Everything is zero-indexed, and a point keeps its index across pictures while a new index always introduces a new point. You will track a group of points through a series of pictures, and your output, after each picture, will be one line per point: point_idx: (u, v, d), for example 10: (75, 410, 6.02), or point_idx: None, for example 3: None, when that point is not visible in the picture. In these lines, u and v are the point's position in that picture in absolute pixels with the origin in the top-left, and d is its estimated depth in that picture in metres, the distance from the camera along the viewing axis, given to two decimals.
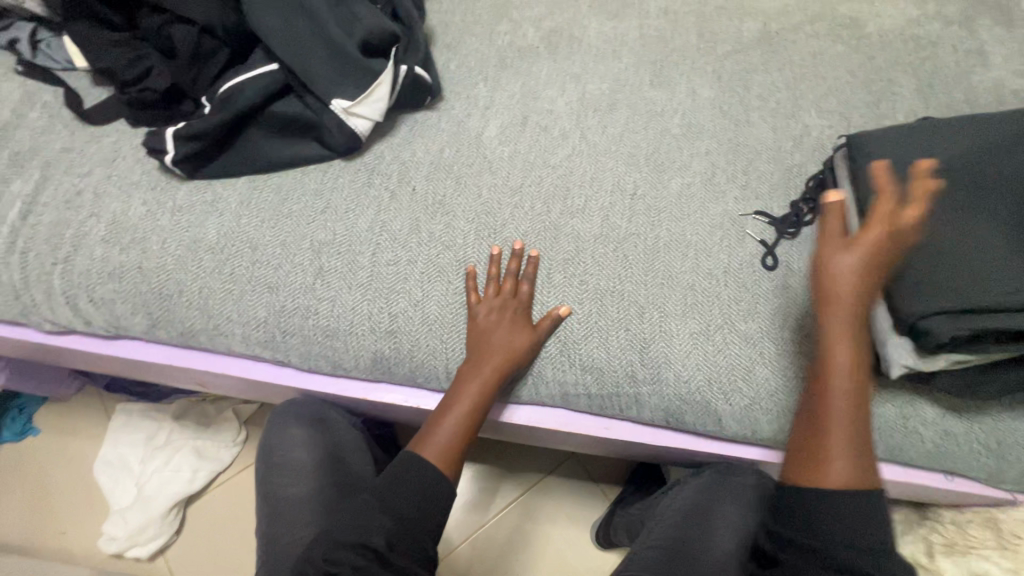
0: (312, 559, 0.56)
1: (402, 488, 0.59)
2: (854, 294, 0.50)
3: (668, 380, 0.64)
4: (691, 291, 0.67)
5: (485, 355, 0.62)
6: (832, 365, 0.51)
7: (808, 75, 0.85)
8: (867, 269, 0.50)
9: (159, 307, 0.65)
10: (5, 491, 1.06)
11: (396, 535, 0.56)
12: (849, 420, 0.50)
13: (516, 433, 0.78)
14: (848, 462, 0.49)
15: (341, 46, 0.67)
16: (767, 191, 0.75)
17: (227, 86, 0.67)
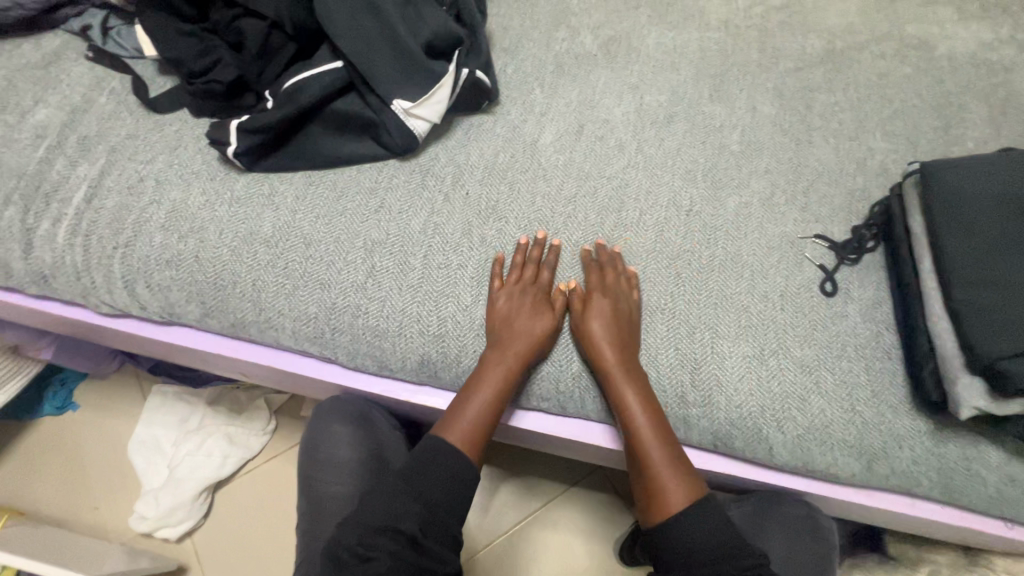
0: (345, 541, 0.56)
1: (430, 476, 0.58)
2: (614, 348, 0.61)
3: (719, 404, 0.62)
4: (745, 313, 0.66)
5: (508, 340, 0.62)
6: (626, 411, 0.60)
7: (874, 96, 0.83)
8: (622, 322, 0.63)
9: (214, 296, 0.66)
10: (43, 463, 1.09)
11: (428, 520, 0.57)
12: (661, 446, 0.59)
13: (553, 445, 0.77)
14: (679, 482, 0.58)
15: (406, 46, 0.67)
16: (828, 214, 0.72)
17: (291, 82, 0.68)
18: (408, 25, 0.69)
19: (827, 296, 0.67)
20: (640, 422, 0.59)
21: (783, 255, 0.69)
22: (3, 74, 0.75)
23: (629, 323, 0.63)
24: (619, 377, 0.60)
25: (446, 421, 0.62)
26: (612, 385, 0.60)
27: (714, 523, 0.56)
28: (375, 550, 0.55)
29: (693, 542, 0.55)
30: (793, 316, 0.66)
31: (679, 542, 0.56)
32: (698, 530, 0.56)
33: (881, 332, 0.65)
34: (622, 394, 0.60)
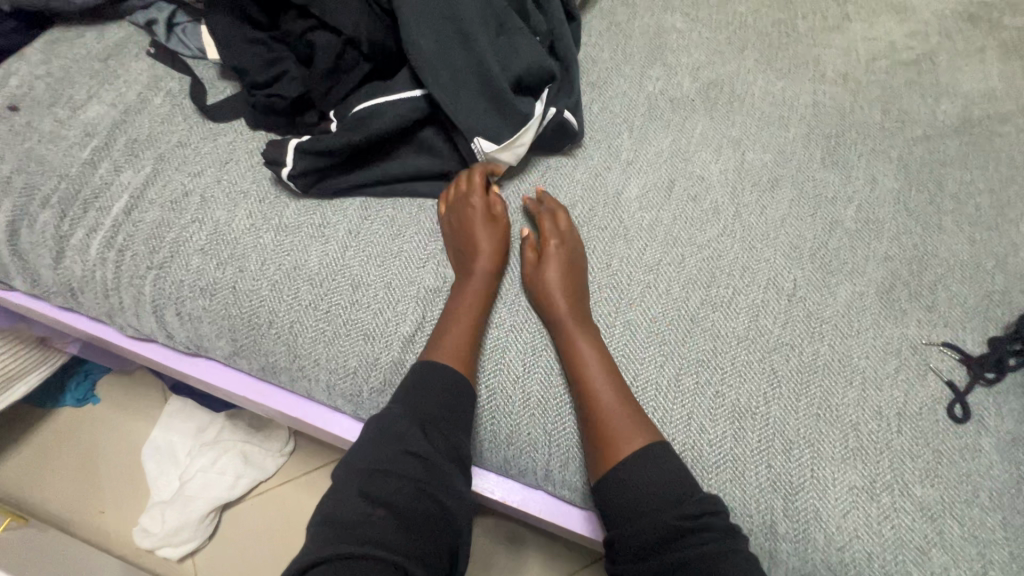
0: (342, 501, 0.47)
1: (429, 392, 0.53)
2: (560, 286, 0.58)
3: (816, 542, 0.51)
4: (854, 432, 0.55)
5: (474, 253, 0.60)
6: (579, 354, 0.56)
7: (1018, 178, 0.70)
8: (566, 261, 0.60)
9: (247, 336, 0.59)
10: (57, 456, 1.06)
11: (430, 434, 0.51)
12: (620, 395, 0.54)
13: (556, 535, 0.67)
14: (630, 421, 0.53)
15: (496, 85, 0.62)
16: (959, 318, 0.61)
17: (363, 107, 0.62)
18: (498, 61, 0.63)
19: (957, 422, 0.56)
20: (587, 357, 0.55)
21: (903, 364, 0.58)
22: (61, 64, 0.71)
23: (572, 263, 0.61)
24: (569, 319, 0.57)
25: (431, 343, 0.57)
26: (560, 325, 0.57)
27: (658, 471, 0.50)
28: (381, 499, 0.47)
29: (647, 492, 0.50)
30: (913, 443, 0.55)
31: (626, 494, 0.50)
32: (644, 481, 0.50)
33: (1023, 476, 0.53)
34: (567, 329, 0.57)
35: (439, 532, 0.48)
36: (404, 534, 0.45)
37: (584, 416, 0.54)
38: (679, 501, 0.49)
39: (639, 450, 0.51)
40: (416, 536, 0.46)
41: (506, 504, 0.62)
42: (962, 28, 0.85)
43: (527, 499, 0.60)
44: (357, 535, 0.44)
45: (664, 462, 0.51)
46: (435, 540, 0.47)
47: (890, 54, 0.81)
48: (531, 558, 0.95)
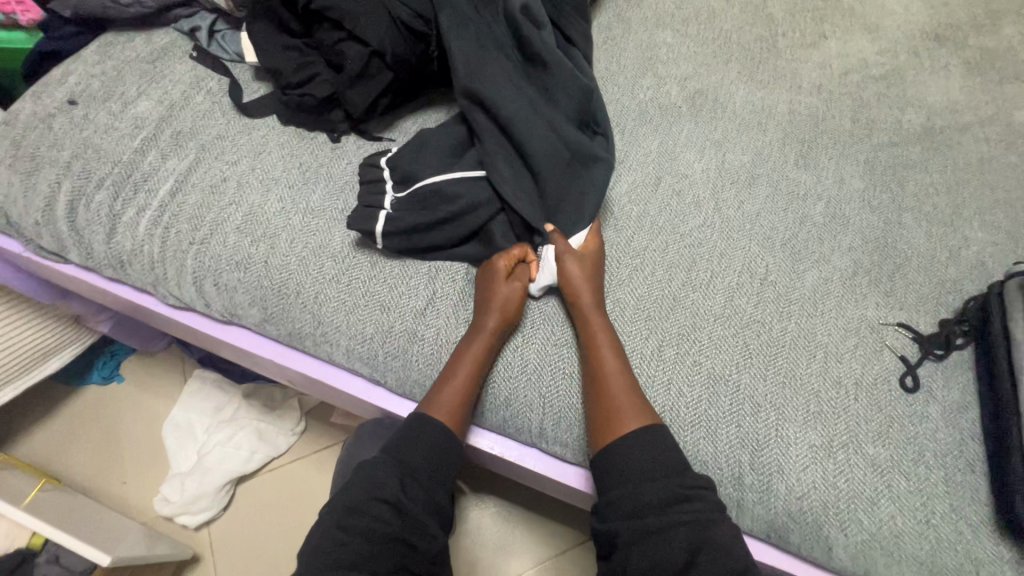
0: (325, 528, 0.56)
1: (416, 446, 0.59)
2: (584, 284, 0.63)
3: (778, 492, 0.58)
4: (815, 399, 0.62)
5: (486, 307, 0.62)
6: (594, 352, 0.61)
7: (973, 180, 0.78)
8: (588, 259, 0.66)
9: (276, 304, 0.66)
10: (83, 429, 1.12)
11: (407, 485, 0.58)
12: (626, 381, 0.59)
13: (552, 491, 0.74)
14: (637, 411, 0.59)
15: (547, 197, 0.69)
16: (914, 303, 0.68)
17: (434, 181, 0.67)
18: (554, 174, 0.69)
19: (909, 392, 0.62)
20: (606, 362, 0.60)
21: (861, 340, 0.65)
22: (114, 64, 0.79)
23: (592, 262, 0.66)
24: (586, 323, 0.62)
25: (429, 399, 0.62)
26: (580, 315, 0.63)
27: (654, 449, 0.57)
28: (356, 530, 0.55)
29: (644, 466, 0.56)
30: (868, 409, 0.61)
31: (628, 467, 0.56)
32: (640, 459, 0.56)
33: (964, 440, 0.60)
34: (587, 323, 0.62)
35: (407, 567, 0.56)
36: (376, 557, 0.54)
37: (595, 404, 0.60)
38: (675, 473, 0.55)
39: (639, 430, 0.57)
40: (388, 560, 0.54)
41: (503, 460, 0.69)
42: (929, 46, 0.93)
43: (522, 454, 0.67)
44: (336, 561, 0.54)
45: (662, 443, 0.57)
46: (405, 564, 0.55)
47: (863, 69, 0.89)
48: (523, 532, 1.01)
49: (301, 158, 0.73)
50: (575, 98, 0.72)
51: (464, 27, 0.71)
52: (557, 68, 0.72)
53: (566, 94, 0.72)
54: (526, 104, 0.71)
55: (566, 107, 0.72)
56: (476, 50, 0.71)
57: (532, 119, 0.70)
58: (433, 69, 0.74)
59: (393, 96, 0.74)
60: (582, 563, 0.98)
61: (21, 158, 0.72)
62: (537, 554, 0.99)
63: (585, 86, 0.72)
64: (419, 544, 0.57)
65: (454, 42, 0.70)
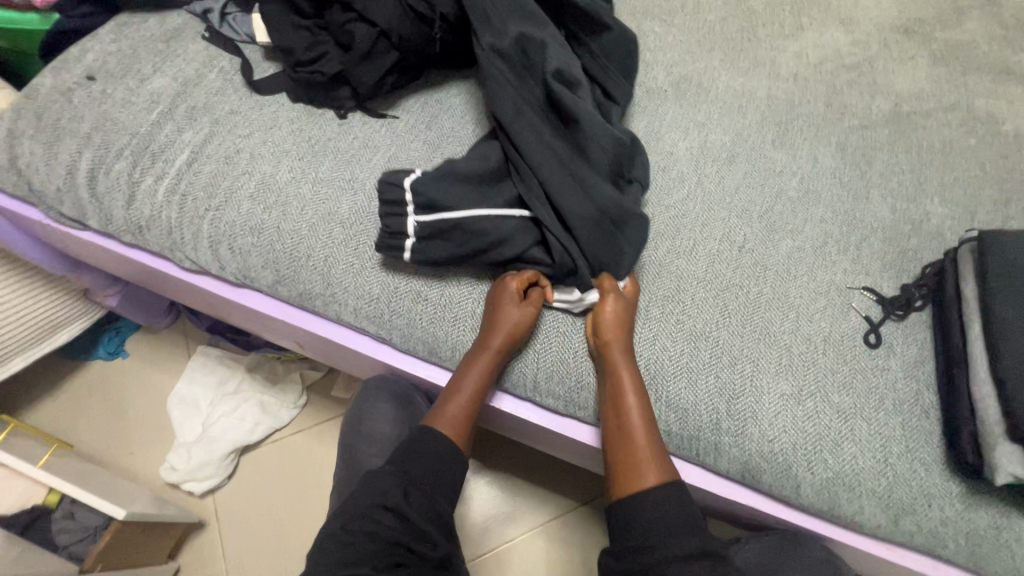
0: (331, 529, 0.61)
1: (418, 457, 0.65)
2: (620, 338, 0.64)
3: (751, 436, 0.64)
4: (787, 352, 0.67)
5: (493, 327, 0.64)
6: (622, 403, 0.63)
7: (934, 161, 0.84)
8: (623, 311, 0.66)
9: (288, 266, 0.71)
10: (90, 402, 1.16)
11: (409, 493, 0.63)
12: (649, 436, 0.62)
13: (547, 442, 0.79)
14: (654, 467, 0.61)
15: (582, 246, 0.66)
16: (878, 269, 0.74)
17: (466, 214, 0.66)
18: (590, 227, 0.66)
19: (871, 347, 0.68)
20: (635, 419, 0.62)
21: (830, 302, 0.71)
22: (130, 43, 0.83)
23: (629, 314, 0.66)
24: (619, 374, 0.63)
25: (436, 412, 0.68)
26: (614, 368, 0.63)
27: (677, 506, 0.59)
28: (360, 531, 0.60)
29: (660, 522, 0.58)
30: (835, 362, 0.67)
31: (642, 517, 0.59)
32: (656, 511, 0.59)
33: (921, 389, 0.66)
34: (619, 376, 0.63)
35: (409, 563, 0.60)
36: (378, 549, 0.59)
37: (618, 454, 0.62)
38: (690, 530, 0.58)
39: (656, 484, 0.60)
40: (390, 556, 0.59)
41: (505, 415, 0.75)
42: (899, 39, 0.98)
43: (517, 407, 0.72)
44: (342, 559, 0.58)
45: (680, 499, 0.59)
46: (406, 560, 0.60)
47: (837, 58, 0.95)
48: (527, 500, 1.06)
49: (309, 132, 0.78)
50: (611, 154, 0.71)
51: (505, 81, 0.71)
52: (592, 124, 0.70)
53: (600, 149, 0.70)
54: (561, 155, 0.69)
55: (602, 161, 0.70)
56: (517, 104, 0.70)
57: (569, 170, 0.68)
58: (437, 50, 0.78)
59: (398, 74, 0.79)
60: (577, 527, 1.04)
61: (44, 130, 0.76)
62: (541, 519, 1.04)
63: (619, 139, 0.71)
64: (422, 546, 0.61)
65: (495, 97, 0.71)
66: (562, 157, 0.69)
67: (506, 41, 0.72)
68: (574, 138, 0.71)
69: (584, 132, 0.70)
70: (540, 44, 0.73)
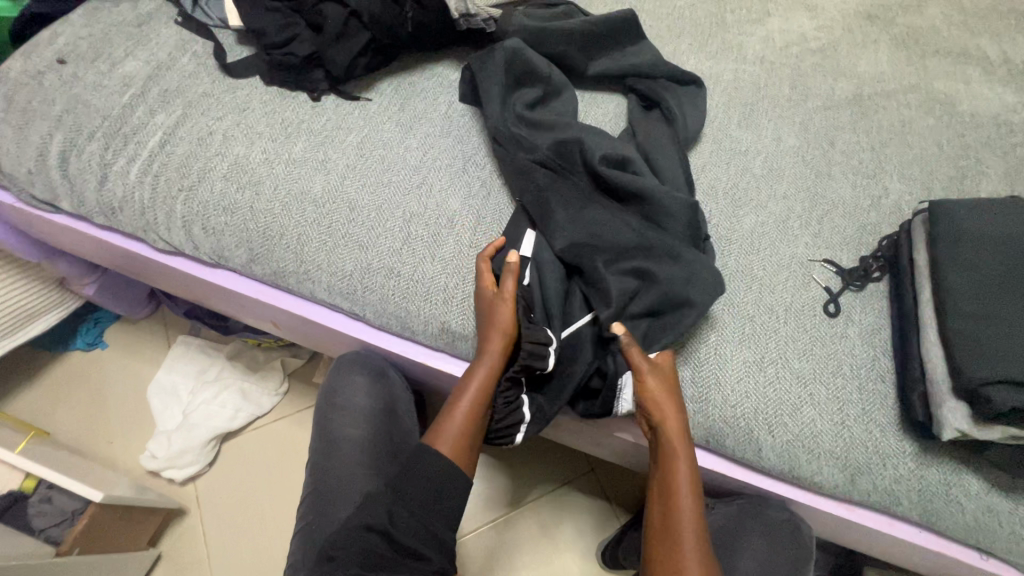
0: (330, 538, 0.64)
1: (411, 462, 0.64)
2: (675, 424, 0.60)
3: (714, 402, 0.66)
4: (749, 322, 0.70)
5: (490, 328, 0.64)
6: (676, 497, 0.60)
7: (894, 140, 0.86)
8: (666, 391, 0.61)
9: (262, 245, 0.72)
10: (69, 392, 1.15)
11: (395, 515, 0.61)
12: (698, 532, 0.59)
13: None
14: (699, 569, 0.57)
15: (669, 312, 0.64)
16: (838, 242, 0.76)
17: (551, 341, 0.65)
18: (675, 287, 0.64)
19: (830, 316, 0.70)
20: (688, 514, 0.59)
21: (792, 274, 0.73)
22: (101, 27, 0.84)
23: (668, 389, 0.61)
24: (672, 463, 0.60)
25: (434, 431, 0.65)
26: (668, 458, 0.60)
27: None
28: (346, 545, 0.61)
29: None
30: (795, 330, 0.69)
31: None
32: None
33: (877, 355, 0.68)
34: (674, 468, 0.60)
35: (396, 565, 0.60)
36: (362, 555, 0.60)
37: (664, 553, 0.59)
38: None
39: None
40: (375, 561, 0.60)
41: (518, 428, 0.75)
42: (862, 24, 1.00)
43: None
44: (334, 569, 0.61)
45: None
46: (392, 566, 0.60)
47: (802, 43, 0.97)
48: (509, 481, 1.07)
49: (283, 115, 0.78)
50: (684, 220, 0.68)
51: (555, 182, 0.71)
52: (658, 195, 0.68)
53: (673, 218, 0.68)
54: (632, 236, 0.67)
55: (676, 227, 0.68)
56: (570, 202, 0.69)
57: (643, 243, 0.67)
58: (408, 31, 0.79)
59: (371, 57, 0.80)
60: (562, 504, 1.05)
61: (14, 113, 0.76)
62: (525, 499, 1.06)
63: (691, 202, 0.69)
64: (415, 566, 0.60)
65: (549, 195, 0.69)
66: (634, 233, 0.67)
67: (540, 150, 0.73)
68: (641, 212, 0.69)
69: (651, 205, 0.68)
70: (574, 140, 0.72)
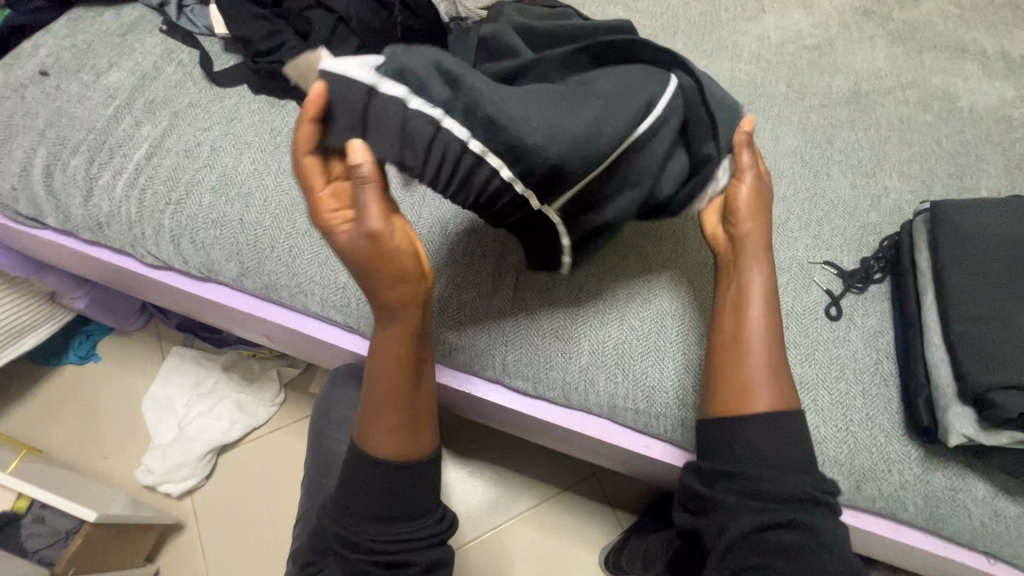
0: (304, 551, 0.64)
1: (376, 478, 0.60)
2: (758, 226, 0.62)
3: None
4: None
5: (381, 279, 0.54)
6: (749, 299, 0.61)
7: (893, 137, 0.85)
8: (758, 196, 0.62)
9: (252, 258, 0.70)
10: (62, 408, 1.14)
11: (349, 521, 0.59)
12: (772, 342, 0.59)
13: (521, 428, 0.80)
14: (768, 385, 0.58)
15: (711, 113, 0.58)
16: (838, 243, 0.75)
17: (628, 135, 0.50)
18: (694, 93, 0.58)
19: (831, 319, 0.69)
20: (759, 316, 0.60)
21: (792, 278, 0.72)
22: (84, 37, 0.82)
23: (763, 202, 0.62)
24: (747, 262, 0.62)
25: (364, 428, 0.61)
26: (740, 263, 0.62)
27: (779, 441, 0.56)
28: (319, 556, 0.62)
29: (764, 458, 0.56)
30: (797, 335, 0.68)
31: (749, 442, 0.57)
32: (757, 445, 0.56)
33: (880, 359, 0.67)
34: (749, 272, 0.61)
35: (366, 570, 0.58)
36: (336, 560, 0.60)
37: (734, 362, 0.60)
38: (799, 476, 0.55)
39: (769, 405, 0.57)
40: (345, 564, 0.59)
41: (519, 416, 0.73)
42: (858, 20, 0.99)
43: (487, 392, 0.72)
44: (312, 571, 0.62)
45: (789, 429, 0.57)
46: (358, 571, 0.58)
47: (798, 40, 0.96)
48: (509, 488, 1.06)
49: (272, 123, 0.77)
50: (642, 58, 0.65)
51: None
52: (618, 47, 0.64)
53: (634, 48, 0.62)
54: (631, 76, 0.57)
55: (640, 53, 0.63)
56: None
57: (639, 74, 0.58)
58: (397, 37, 0.77)
59: None
60: (562, 510, 1.05)
61: None
62: (524, 506, 1.05)
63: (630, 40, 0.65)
64: None
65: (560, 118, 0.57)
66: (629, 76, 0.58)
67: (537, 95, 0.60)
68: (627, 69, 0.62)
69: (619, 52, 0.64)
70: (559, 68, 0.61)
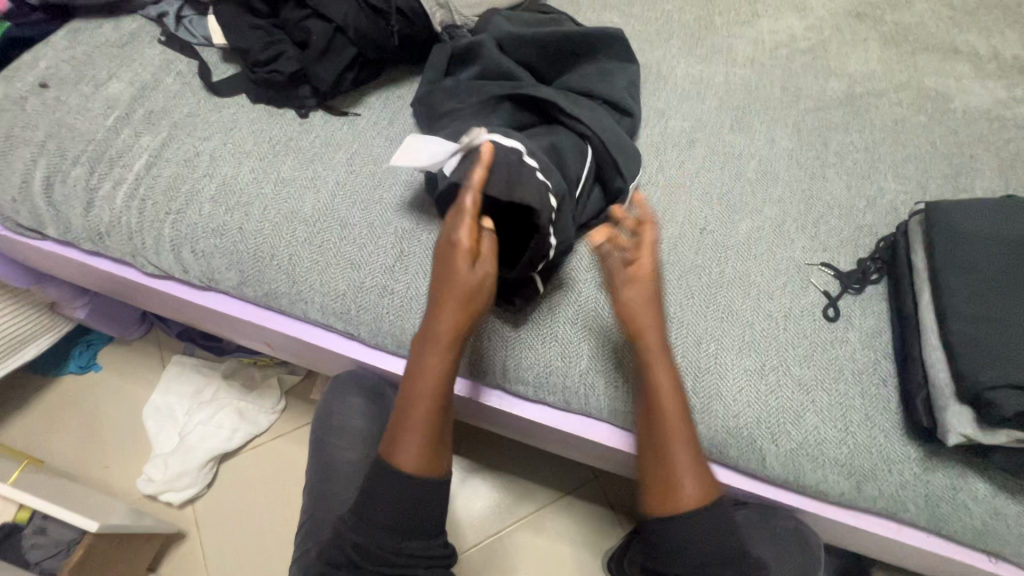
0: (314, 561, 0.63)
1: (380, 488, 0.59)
2: (653, 323, 0.62)
3: (717, 413, 0.65)
4: (749, 329, 0.69)
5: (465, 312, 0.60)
6: (660, 404, 0.61)
7: (887, 138, 0.86)
8: (649, 290, 0.63)
9: (252, 267, 0.71)
10: (63, 418, 1.14)
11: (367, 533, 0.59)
12: (688, 441, 0.60)
13: (522, 432, 0.80)
14: (692, 479, 0.59)
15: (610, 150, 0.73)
16: (835, 244, 0.75)
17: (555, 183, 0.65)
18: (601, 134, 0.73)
19: (829, 320, 0.70)
20: (672, 417, 0.60)
21: (789, 279, 0.73)
22: (83, 49, 0.82)
23: (655, 292, 0.63)
24: (651, 360, 0.62)
25: (391, 444, 0.60)
26: (646, 362, 0.62)
27: (713, 530, 0.58)
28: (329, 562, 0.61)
29: (703, 553, 0.58)
30: (795, 336, 0.69)
31: (683, 539, 0.58)
32: (692, 544, 0.58)
33: (878, 360, 0.68)
34: (654, 376, 0.61)
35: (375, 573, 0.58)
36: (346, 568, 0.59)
37: (655, 458, 0.61)
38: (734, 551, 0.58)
39: (696, 500, 0.59)
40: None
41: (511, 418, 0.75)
42: (851, 23, 1.00)
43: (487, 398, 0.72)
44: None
45: (716, 524, 0.58)
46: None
47: (792, 43, 0.97)
48: (511, 492, 1.06)
49: (271, 132, 0.77)
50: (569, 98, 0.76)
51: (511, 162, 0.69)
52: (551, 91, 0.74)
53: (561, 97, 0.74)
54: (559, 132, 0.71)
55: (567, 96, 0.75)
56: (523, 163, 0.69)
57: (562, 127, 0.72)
58: (394, 45, 0.78)
59: (358, 70, 0.80)
60: (564, 514, 1.04)
61: None
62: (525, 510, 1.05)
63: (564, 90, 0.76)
64: None
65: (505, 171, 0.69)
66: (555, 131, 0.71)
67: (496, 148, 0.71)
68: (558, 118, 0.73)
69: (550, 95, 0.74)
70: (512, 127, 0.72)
